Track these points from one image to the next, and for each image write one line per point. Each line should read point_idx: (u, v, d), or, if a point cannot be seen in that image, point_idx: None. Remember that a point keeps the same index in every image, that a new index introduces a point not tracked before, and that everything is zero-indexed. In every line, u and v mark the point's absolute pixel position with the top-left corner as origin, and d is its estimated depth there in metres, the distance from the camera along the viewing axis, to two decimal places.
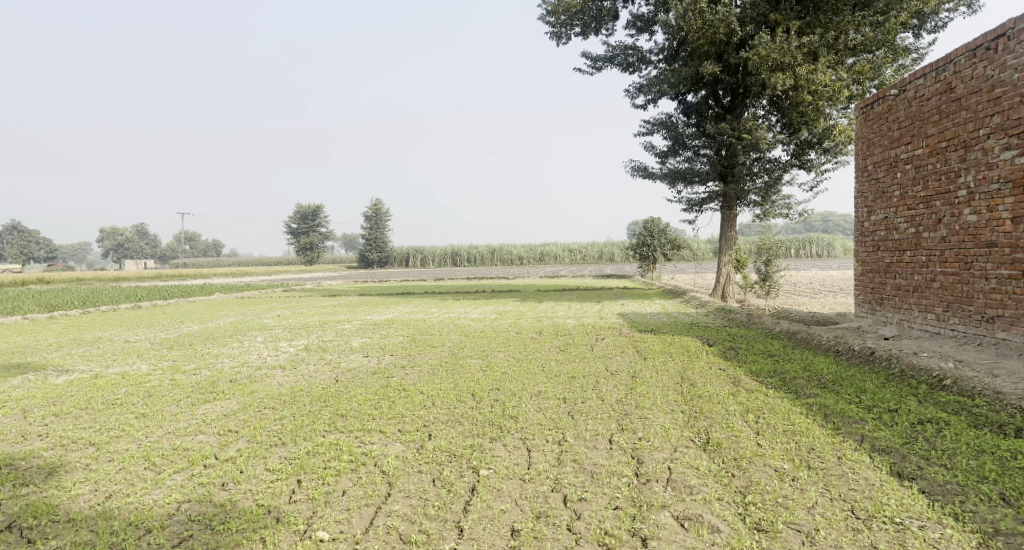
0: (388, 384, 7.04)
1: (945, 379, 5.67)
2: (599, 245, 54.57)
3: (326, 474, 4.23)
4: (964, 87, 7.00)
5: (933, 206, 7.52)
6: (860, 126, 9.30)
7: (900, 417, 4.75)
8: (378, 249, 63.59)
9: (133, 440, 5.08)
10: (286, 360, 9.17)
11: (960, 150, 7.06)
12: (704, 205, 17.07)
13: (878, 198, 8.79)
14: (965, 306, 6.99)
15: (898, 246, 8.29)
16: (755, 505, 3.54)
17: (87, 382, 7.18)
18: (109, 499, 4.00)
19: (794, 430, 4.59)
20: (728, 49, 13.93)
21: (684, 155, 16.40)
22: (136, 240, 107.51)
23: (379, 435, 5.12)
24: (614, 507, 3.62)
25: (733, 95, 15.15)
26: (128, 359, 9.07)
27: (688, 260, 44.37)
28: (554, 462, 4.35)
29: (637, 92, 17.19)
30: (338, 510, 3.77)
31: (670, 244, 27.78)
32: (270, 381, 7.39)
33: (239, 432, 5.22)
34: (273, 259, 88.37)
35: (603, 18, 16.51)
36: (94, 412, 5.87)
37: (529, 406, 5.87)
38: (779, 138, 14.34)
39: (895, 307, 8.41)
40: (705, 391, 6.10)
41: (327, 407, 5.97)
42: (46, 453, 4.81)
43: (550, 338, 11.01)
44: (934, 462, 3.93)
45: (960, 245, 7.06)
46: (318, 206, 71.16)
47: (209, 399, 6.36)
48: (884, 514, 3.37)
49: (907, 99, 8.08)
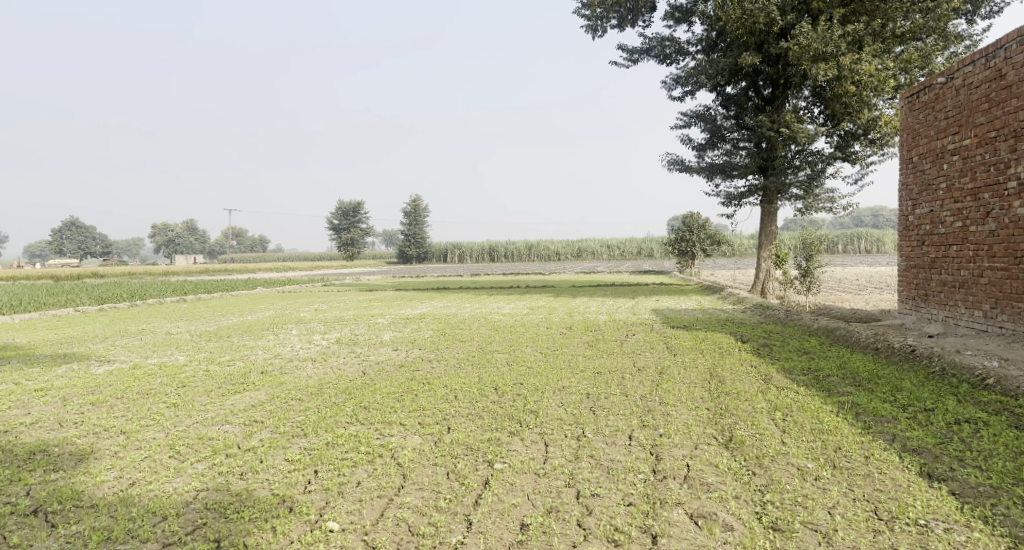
0: (413, 377, 7.09)
1: (988, 378, 5.34)
2: (638, 241, 53.75)
3: (342, 465, 4.29)
4: (1016, 74, 6.57)
5: (982, 198, 7.11)
6: (906, 116, 8.86)
7: (935, 417, 4.49)
8: (415, 245, 64.39)
9: (162, 429, 5.28)
10: (317, 353, 9.35)
11: (1011, 140, 6.65)
12: (743, 199, 16.64)
13: (924, 190, 8.36)
14: (1014, 303, 6.59)
15: (944, 240, 7.87)
16: (772, 504, 3.40)
17: (125, 372, 7.50)
18: (132, 486, 4.15)
19: (822, 428, 4.40)
20: (769, 39, 13.46)
21: (722, 148, 15.98)
22: (186, 236, 111.77)
23: (399, 427, 5.17)
24: (627, 503, 3.54)
25: (774, 87, 14.63)
26: (167, 350, 9.42)
27: (729, 256, 43.35)
28: (570, 458, 4.29)
29: (674, 85, 16.85)
30: (350, 501, 3.81)
31: (709, 239, 27.16)
32: (299, 373, 7.56)
33: (263, 423, 5.35)
34: (315, 255, 90.53)
35: (639, 10, 16.20)
36: (128, 401, 6.12)
37: (551, 400, 5.82)
38: (821, 131, 13.81)
39: (940, 303, 7.98)
40: (733, 388, 5.92)
41: (352, 399, 6.06)
42: (79, 440, 5.04)
43: (579, 333, 10.89)
44: (968, 463, 3.69)
45: (1009, 239, 6.65)
46: (359, 201, 72.48)
47: (239, 390, 6.54)
48: (908, 516, 3.19)
49: (955, 88, 7.64)
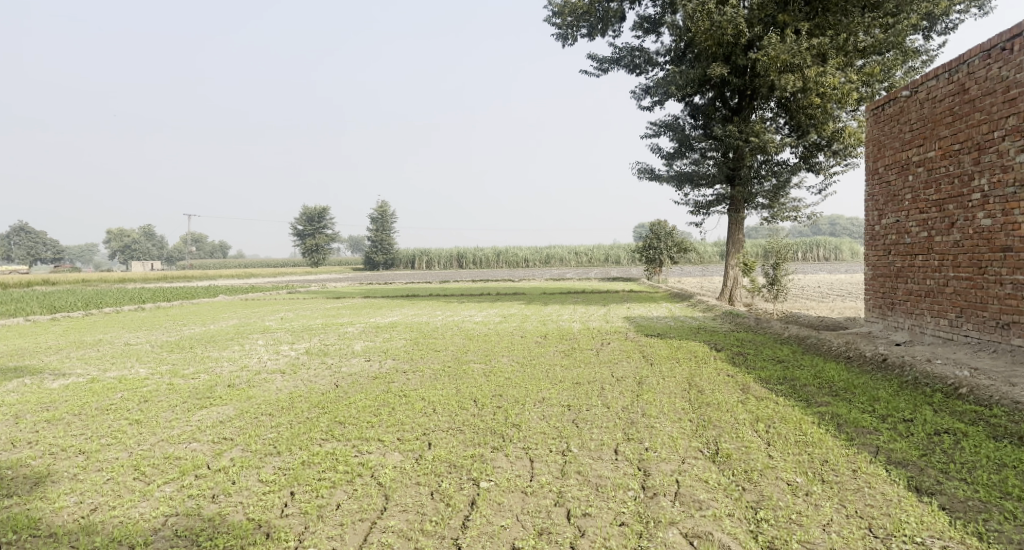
0: (389, 389, 6.89)
1: (961, 387, 5.47)
2: (606, 248, 54.27)
3: (320, 486, 4.09)
4: (978, 89, 6.82)
5: (947, 209, 7.33)
6: (871, 128, 9.12)
7: (916, 428, 4.57)
8: (383, 250, 63.62)
9: (125, 448, 4.98)
10: (286, 365, 9.03)
11: (974, 152, 6.88)
12: (711, 207, 16.93)
13: (889, 201, 8.60)
14: (979, 312, 6.81)
15: (910, 250, 8.10)
16: (767, 522, 3.38)
17: (81, 386, 7.09)
18: (94, 512, 3.89)
19: (806, 440, 4.43)
20: (736, 50, 13.72)
21: (690, 157, 16.20)
22: (142, 242, 107.92)
23: (378, 443, 4.98)
24: (619, 523, 3.48)
25: (741, 97, 14.97)
26: (127, 363, 8.97)
27: (694, 263, 44.18)
28: (557, 474, 4.19)
29: (643, 94, 17.06)
30: (331, 526, 3.64)
31: (676, 246, 27.54)
32: (269, 386, 7.28)
33: (233, 440, 5.11)
34: (279, 261, 88.60)
35: (609, 20, 16.34)
36: (87, 418, 5.78)
37: (532, 413, 5.71)
38: (786, 141, 14.17)
39: (906, 312, 8.21)
40: (714, 398, 5.91)
41: (326, 414, 5.84)
42: (34, 461, 4.72)
43: (555, 342, 10.82)
44: (954, 476, 3.74)
45: (974, 250, 6.87)
46: (324, 208, 71.44)
47: (206, 405, 6.25)
48: (904, 533, 3.20)
49: (919, 101, 7.89)
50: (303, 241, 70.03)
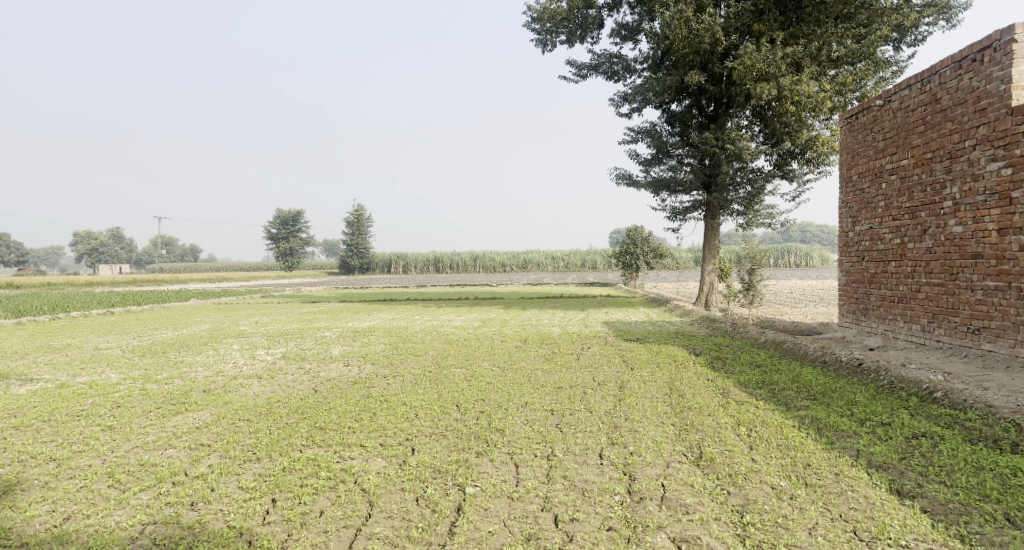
0: (369, 394, 6.79)
1: (936, 392, 5.62)
2: (583, 253, 54.60)
3: (302, 492, 4.01)
4: (950, 99, 7.06)
5: (919, 216, 7.56)
6: (845, 136, 9.37)
7: (894, 431, 4.68)
8: (359, 254, 63.05)
9: (98, 455, 4.83)
10: (263, 369, 8.86)
11: (946, 161, 7.11)
12: (688, 213, 17.17)
13: (863, 208, 8.83)
14: (950, 317, 7.02)
15: (883, 256, 8.32)
16: (753, 525, 3.42)
17: (50, 392, 6.85)
18: (67, 521, 3.76)
19: (788, 444, 4.50)
20: (713, 58, 13.97)
21: (668, 163, 16.38)
22: (109, 244, 105.01)
23: (359, 449, 4.90)
24: (608, 528, 3.48)
25: (717, 104, 15.24)
26: (97, 367, 8.71)
27: (671, 268, 44.74)
28: (543, 479, 4.17)
29: (622, 100, 17.23)
30: (315, 533, 3.57)
31: (653, 252, 27.83)
32: (245, 392, 7.12)
33: (211, 446, 4.98)
34: (253, 265, 87.05)
35: (588, 26, 16.50)
36: (57, 425, 5.61)
37: (516, 418, 5.69)
38: (761, 149, 14.47)
39: (880, 317, 8.42)
40: (695, 402, 5.96)
41: (305, 420, 5.73)
42: (3, 470, 4.56)
43: (535, 347, 10.82)
44: (933, 479, 3.83)
45: (946, 256, 7.09)
46: (299, 211, 70.38)
47: (181, 411, 6.08)
48: (888, 536, 3.27)
49: (892, 110, 8.14)
50: (278, 245, 68.95)
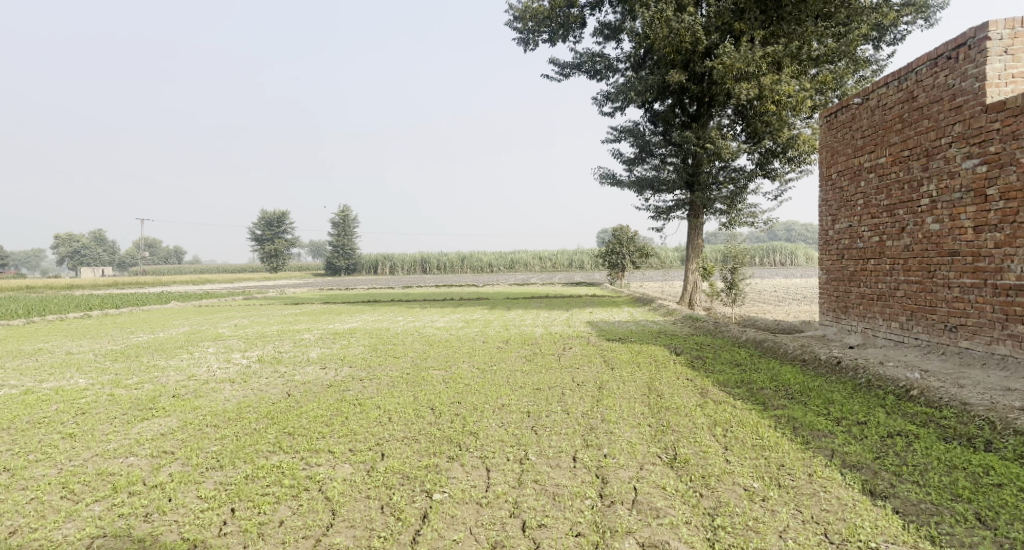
0: (343, 398, 6.61)
1: (912, 389, 5.60)
2: (570, 253, 54.60)
3: (263, 501, 3.87)
4: (926, 96, 7.07)
5: (897, 214, 7.55)
6: (824, 134, 9.38)
7: (869, 430, 4.64)
8: (345, 255, 62.35)
9: (54, 464, 4.64)
10: (237, 373, 8.65)
11: (923, 159, 7.10)
12: (672, 212, 17.17)
13: (842, 206, 8.83)
14: (928, 315, 7.02)
15: (862, 254, 8.33)
16: (723, 529, 3.35)
17: (14, 398, 6.63)
18: (12, 536, 3.60)
19: (763, 444, 4.43)
20: (694, 57, 13.95)
21: (651, 162, 16.36)
22: (90, 247, 103.18)
23: (328, 455, 4.75)
24: (575, 534, 3.40)
25: (699, 104, 15.21)
26: (66, 372, 8.45)
27: (657, 270, 44.83)
28: (513, 484, 4.05)
29: (605, 100, 17.21)
30: (271, 545, 3.45)
31: (638, 252, 27.76)
32: (216, 396, 6.91)
33: (174, 454, 4.80)
34: (237, 267, 85.82)
35: (570, 26, 16.43)
36: (16, 433, 5.39)
37: (491, 420, 5.58)
38: (742, 148, 14.49)
39: (859, 315, 8.42)
40: (672, 403, 5.87)
41: (274, 425, 5.56)
42: None
43: (517, 348, 10.65)
44: (906, 479, 3.78)
45: (923, 254, 7.08)
46: (284, 213, 69.54)
47: (147, 417, 5.88)
48: (858, 538, 3.21)
49: (871, 108, 8.14)
50: (262, 246, 68.04)
